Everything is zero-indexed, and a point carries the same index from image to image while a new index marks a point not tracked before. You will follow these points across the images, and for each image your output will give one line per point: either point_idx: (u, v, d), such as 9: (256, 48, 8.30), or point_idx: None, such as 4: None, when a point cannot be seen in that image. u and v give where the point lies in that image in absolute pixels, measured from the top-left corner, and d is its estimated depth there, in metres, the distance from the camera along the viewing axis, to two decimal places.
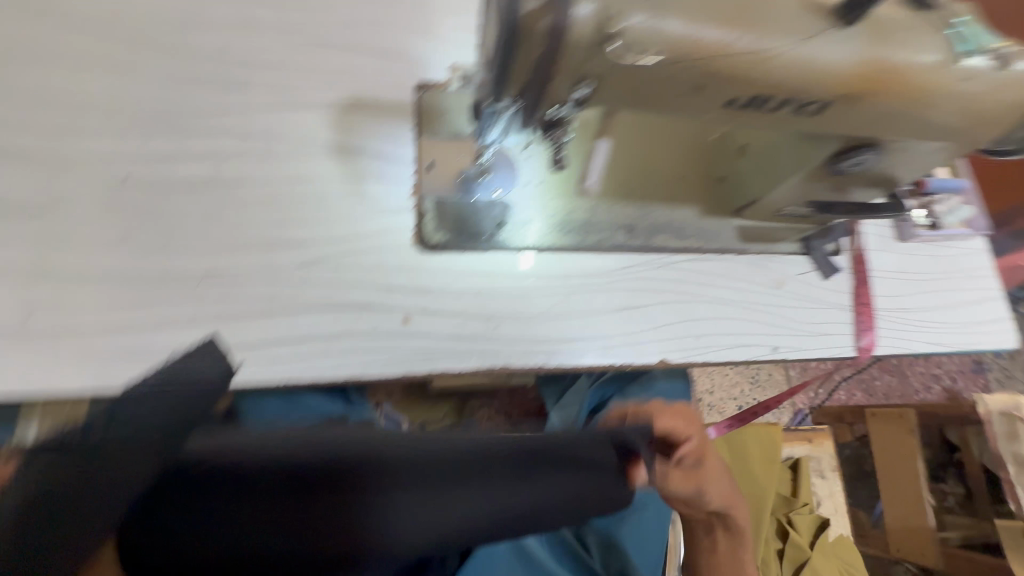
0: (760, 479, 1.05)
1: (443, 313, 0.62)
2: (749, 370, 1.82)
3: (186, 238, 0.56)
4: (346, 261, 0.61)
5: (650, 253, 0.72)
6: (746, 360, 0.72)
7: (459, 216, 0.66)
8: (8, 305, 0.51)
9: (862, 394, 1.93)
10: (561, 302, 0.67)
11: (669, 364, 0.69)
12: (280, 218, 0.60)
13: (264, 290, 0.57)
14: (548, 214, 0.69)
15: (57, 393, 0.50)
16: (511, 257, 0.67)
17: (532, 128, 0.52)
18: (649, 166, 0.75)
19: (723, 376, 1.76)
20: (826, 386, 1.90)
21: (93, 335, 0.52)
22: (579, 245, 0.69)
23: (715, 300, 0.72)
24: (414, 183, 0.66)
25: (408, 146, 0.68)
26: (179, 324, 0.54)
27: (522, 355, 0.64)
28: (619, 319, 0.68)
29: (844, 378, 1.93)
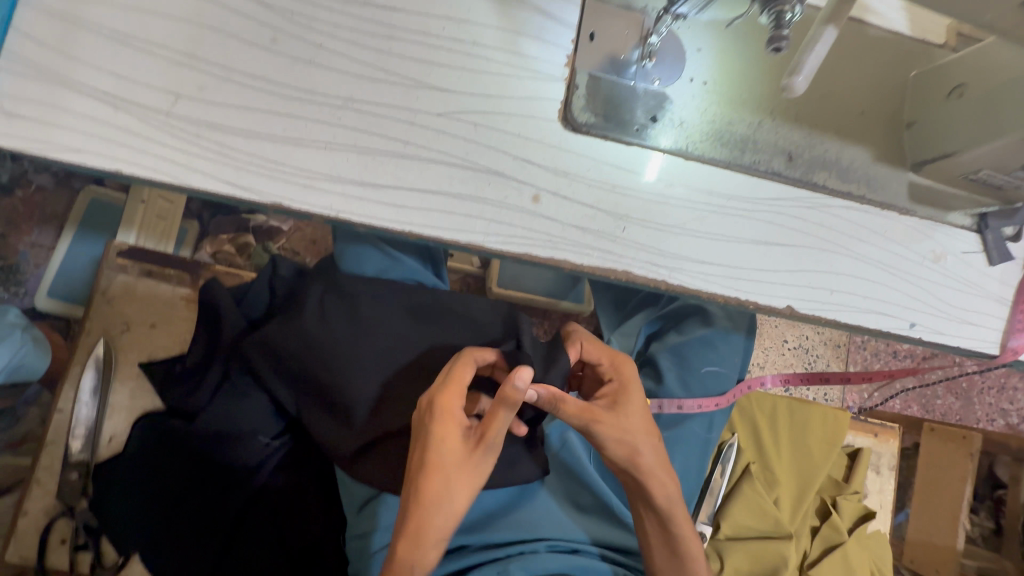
0: (816, 458, 1.01)
1: (573, 200, 0.58)
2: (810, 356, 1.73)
3: (332, 57, 0.53)
4: (486, 121, 0.56)
5: (806, 189, 0.64)
6: (875, 331, 0.65)
7: (612, 97, 0.59)
8: (157, 86, 0.49)
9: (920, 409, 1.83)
10: (696, 219, 0.61)
11: (791, 314, 0.64)
12: (426, 57, 0.55)
13: (400, 132, 0.54)
14: (707, 119, 0.61)
15: (192, 187, 0.50)
16: (657, 157, 0.60)
17: None
18: (831, 90, 0.65)
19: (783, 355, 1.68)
20: (885, 391, 1.81)
21: (234, 137, 0.50)
22: (733, 160, 0.62)
23: (862, 258, 0.64)
24: (571, 51, 0.59)
25: (572, 6, 0.60)
26: (315, 145, 0.52)
27: (644, 264, 0.59)
28: (753, 252, 0.62)
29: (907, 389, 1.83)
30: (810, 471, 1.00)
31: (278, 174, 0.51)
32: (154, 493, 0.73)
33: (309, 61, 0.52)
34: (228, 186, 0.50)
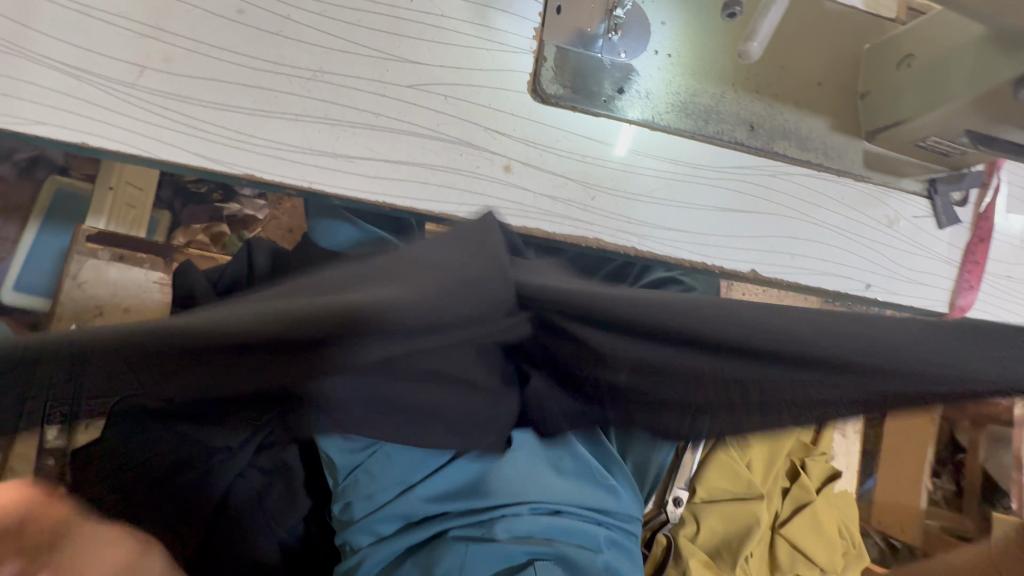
0: None
1: (543, 170, 0.59)
2: None
3: (300, 28, 0.53)
4: (456, 93, 0.57)
5: (767, 158, 0.67)
6: (834, 293, 0.69)
7: (580, 70, 0.61)
8: (122, 56, 0.49)
9: None
10: (663, 188, 0.63)
11: (755, 278, 0.67)
12: (395, 30, 0.55)
13: (371, 104, 0.54)
14: (672, 91, 0.63)
15: (162, 158, 0.50)
16: (624, 129, 0.62)
17: None
18: (789, 63, 0.67)
19: None
20: None
21: (203, 108, 0.50)
22: (698, 131, 0.64)
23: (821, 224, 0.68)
24: (538, 24, 0.60)
25: None
26: (286, 117, 0.52)
27: (614, 232, 0.61)
28: (717, 219, 0.64)
29: None
30: None
31: (249, 145, 0.51)
32: None
33: (276, 33, 0.52)
34: (199, 157, 0.50)
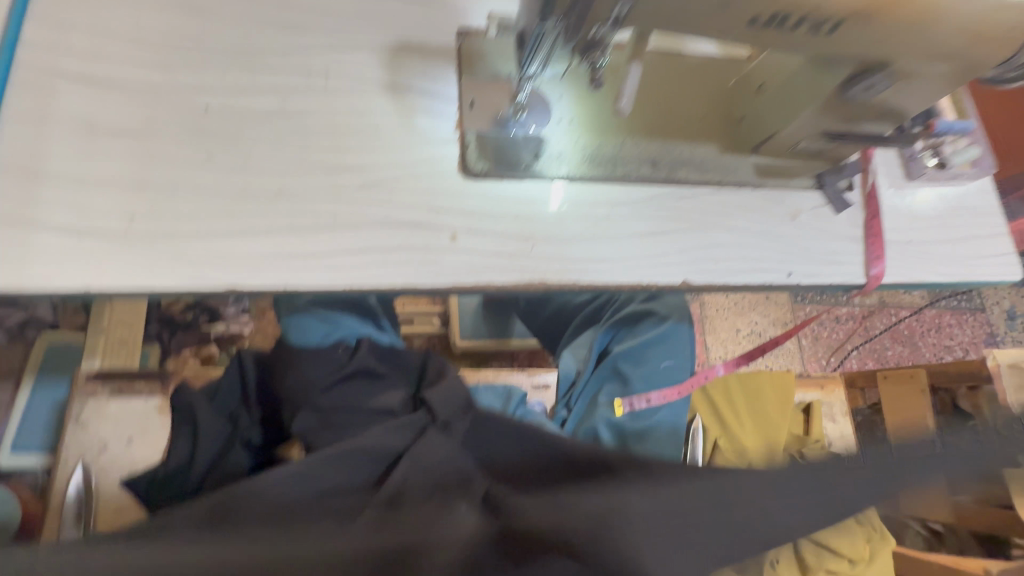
0: (773, 418, 1.10)
1: (485, 233, 0.69)
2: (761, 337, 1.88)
3: (259, 160, 0.64)
4: (399, 184, 0.68)
5: (673, 185, 0.78)
6: (763, 285, 0.78)
7: (499, 147, 0.73)
8: (111, 211, 0.58)
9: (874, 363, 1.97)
10: (591, 227, 0.73)
11: (691, 287, 0.76)
12: (337, 145, 0.67)
13: (328, 209, 0.64)
14: (580, 148, 0.75)
15: (153, 287, 0.58)
16: (547, 186, 0.74)
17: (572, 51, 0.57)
18: (672, 108, 0.80)
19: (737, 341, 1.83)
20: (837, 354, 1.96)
21: (184, 239, 0.59)
22: (609, 175, 0.75)
23: (734, 229, 0.78)
24: (458, 119, 0.73)
25: (454, 87, 0.75)
26: (256, 233, 0.61)
27: (558, 272, 0.70)
28: (645, 244, 0.74)
29: None
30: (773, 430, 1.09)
31: (228, 262, 0.60)
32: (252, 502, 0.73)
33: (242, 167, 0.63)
34: (185, 280, 0.58)
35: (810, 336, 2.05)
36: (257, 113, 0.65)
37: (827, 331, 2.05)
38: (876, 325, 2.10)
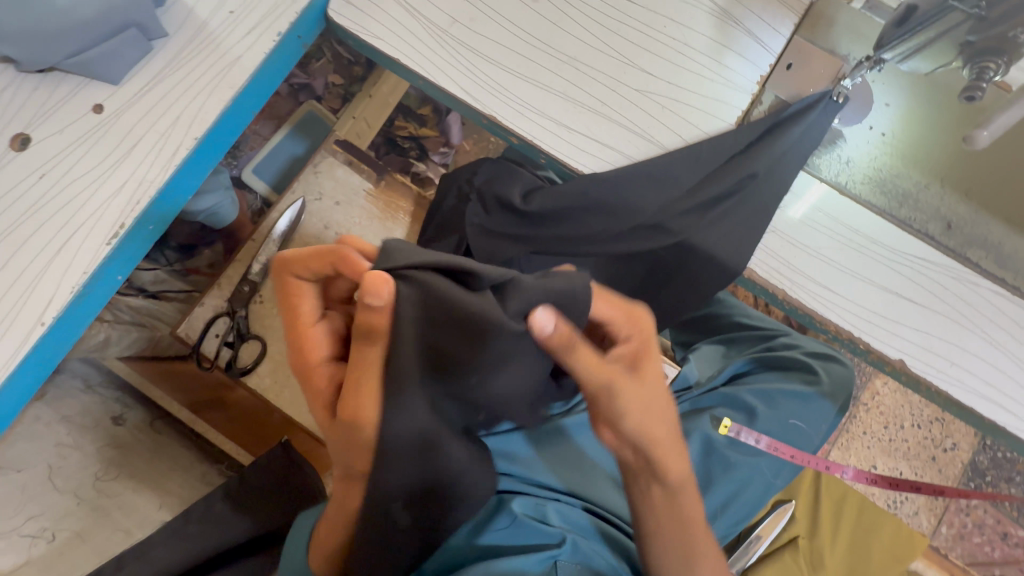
0: (870, 563, 0.94)
1: (795, 151, 0.64)
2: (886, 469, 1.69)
3: (564, 23, 0.67)
4: (688, 100, 0.65)
5: (958, 261, 0.64)
6: (990, 423, 0.62)
7: (796, 117, 0.64)
8: (444, 5, 0.66)
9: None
10: (833, 248, 0.64)
11: (903, 372, 0.64)
12: (638, 42, 0.66)
13: (601, 93, 0.65)
14: (874, 165, 0.66)
15: (426, 80, 0.66)
16: (810, 183, 0.65)
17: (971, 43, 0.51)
18: (1011, 183, 0.66)
19: (859, 447, 1.70)
20: (961, 549, 1.66)
21: (473, 53, 0.66)
22: (888, 210, 0.65)
23: (995, 345, 0.62)
24: (767, 72, 0.66)
25: (781, 39, 0.68)
26: (523, 78, 0.65)
27: (769, 269, 0.64)
28: (879, 298, 0.64)
29: (987, 554, 1.66)
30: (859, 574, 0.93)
31: (486, 89, 0.65)
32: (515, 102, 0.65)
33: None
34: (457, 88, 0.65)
35: (952, 526, 1.67)
36: None
37: (974, 536, 1.67)
38: None
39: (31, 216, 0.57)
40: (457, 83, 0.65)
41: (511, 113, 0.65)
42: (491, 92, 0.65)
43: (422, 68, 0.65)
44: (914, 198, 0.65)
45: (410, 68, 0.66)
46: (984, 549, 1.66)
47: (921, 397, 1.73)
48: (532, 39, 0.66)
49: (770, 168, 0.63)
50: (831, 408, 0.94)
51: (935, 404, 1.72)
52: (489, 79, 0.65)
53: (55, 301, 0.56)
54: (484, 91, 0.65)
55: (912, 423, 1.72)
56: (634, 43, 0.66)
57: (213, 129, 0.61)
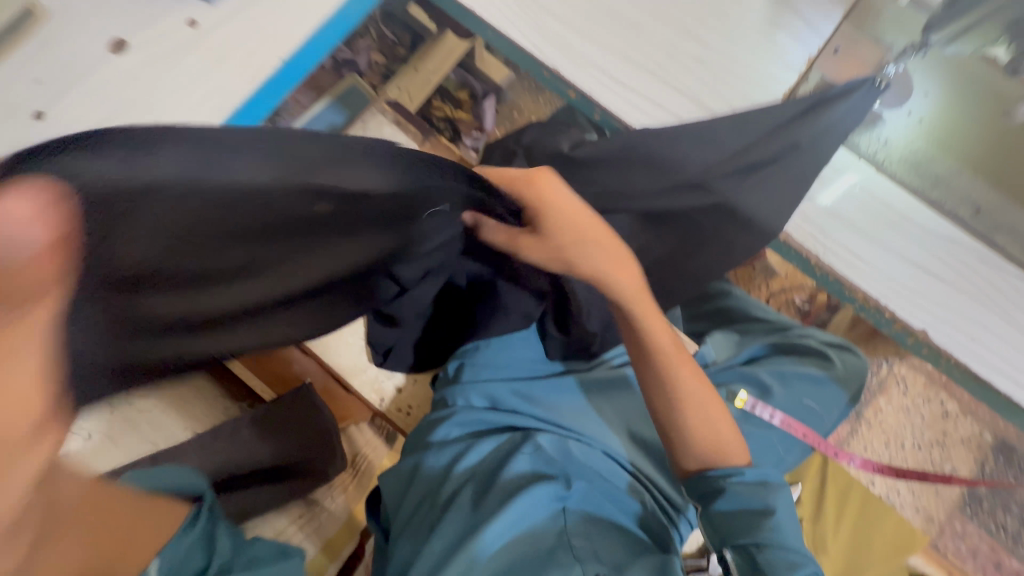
0: (870, 552, 0.96)
1: (837, 128, 0.68)
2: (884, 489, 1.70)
3: None
4: (739, 73, 0.69)
5: (985, 246, 0.67)
6: (1006, 396, 0.65)
7: (842, 95, 0.68)
8: None
9: None
10: (868, 221, 0.68)
11: (924, 342, 0.67)
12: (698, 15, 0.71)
13: (658, 58, 0.69)
14: (910, 149, 0.70)
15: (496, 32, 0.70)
16: (852, 160, 0.69)
17: None
18: None
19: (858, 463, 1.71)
20: None
21: (543, 12, 0.70)
22: (921, 190, 0.68)
23: (1016, 324, 0.66)
24: (814, 54, 0.70)
25: (832, 24, 0.72)
26: (586, 39, 0.69)
27: (803, 236, 0.68)
28: (908, 272, 0.67)
29: None
30: (860, 562, 0.95)
31: (553, 45, 0.69)
32: (576, 59, 0.69)
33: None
34: (525, 42, 0.70)
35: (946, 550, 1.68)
36: None
37: (968, 563, 1.67)
38: None
39: (116, 117, 0.61)
40: (524, 38, 0.70)
41: (574, 68, 0.69)
42: (555, 49, 0.69)
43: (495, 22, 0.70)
44: (946, 183, 0.69)
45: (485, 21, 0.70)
46: None
47: (924, 419, 1.74)
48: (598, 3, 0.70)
49: (810, 143, 0.67)
50: (846, 396, 0.96)
51: (937, 427, 1.74)
52: (554, 38, 0.69)
53: None
54: (547, 46, 0.69)
55: (913, 444, 1.73)
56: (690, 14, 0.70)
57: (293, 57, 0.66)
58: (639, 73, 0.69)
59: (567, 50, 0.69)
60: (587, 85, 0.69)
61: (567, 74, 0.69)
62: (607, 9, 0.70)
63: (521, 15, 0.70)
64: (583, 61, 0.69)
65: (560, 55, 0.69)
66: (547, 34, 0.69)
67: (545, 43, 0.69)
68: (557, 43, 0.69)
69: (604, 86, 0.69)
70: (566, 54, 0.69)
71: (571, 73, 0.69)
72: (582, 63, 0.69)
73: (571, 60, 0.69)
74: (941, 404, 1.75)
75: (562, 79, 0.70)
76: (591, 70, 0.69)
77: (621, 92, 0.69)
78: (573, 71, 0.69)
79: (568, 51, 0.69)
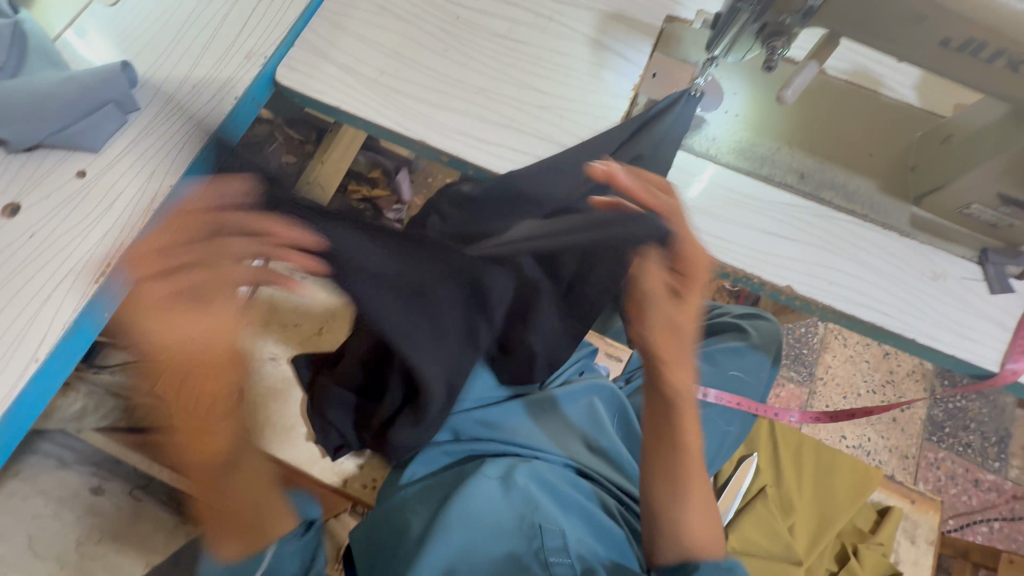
0: (837, 499, 1.01)
1: (670, 136, 0.79)
2: (856, 438, 1.78)
3: (471, 66, 0.82)
4: (579, 111, 0.81)
5: (815, 203, 0.79)
6: (871, 324, 0.75)
7: (666, 109, 0.80)
8: (372, 64, 0.81)
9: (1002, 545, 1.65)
10: (716, 206, 0.78)
11: (794, 296, 0.76)
12: (533, 71, 0.83)
13: (508, 114, 0.80)
14: (735, 139, 0.82)
15: (363, 121, 0.79)
16: (690, 159, 0.81)
17: (756, 40, 0.66)
18: (842, 136, 0.82)
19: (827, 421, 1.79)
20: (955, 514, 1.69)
21: (400, 96, 0.80)
22: (752, 170, 0.80)
23: (859, 262, 0.76)
24: (636, 83, 0.84)
25: (644, 56, 0.85)
26: (443, 111, 0.79)
27: None
28: (761, 239, 0.77)
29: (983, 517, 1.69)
30: (830, 512, 1.00)
31: (415, 121, 0.79)
32: (439, 128, 0.79)
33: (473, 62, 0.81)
34: (389, 123, 0.78)
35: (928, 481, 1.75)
36: (460, 22, 0.85)
37: (951, 488, 1.75)
38: None
39: (16, 274, 0.65)
40: (389, 120, 0.78)
41: (438, 135, 0.78)
42: (418, 124, 0.79)
43: (360, 113, 0.78)
44: (771, 160, 0.81)
45: (351, 114, 0.79)
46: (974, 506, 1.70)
47: (869, 363, 1.86)
48: (446, 79, 0.81)
49: (654, 153, 0.78)
50: (769, 359, 1.05)
51: (883, 368, 1.86)
52: (415, 115, 0.79)
53: (49, 336, 0.63)
54: (410, 123, 0.79)
55: (868, 390, 1.84)
56: (526, 72, 0.82)
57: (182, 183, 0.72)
58: (497, 129, 0.79)
59: (429, 123, 0.79)
60: (453, 147, 0.78)
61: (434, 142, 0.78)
62: (456, 82, 0.81)
63: (381, 102, 0.79)
64: (444, 128, 0.79)
65: (423, 128, 0.78)
66: (409, 113, 0.79)
67: (409, 120, 0.79)
68: (419, 119, 0.79)
69: (468, 145, 0.78)
70: (429, 126, 0.79)
71: (438, 140, 0.78)
72: (444, 131, 0.79)
73: (435, 130, 0.79)
74: (879, 345, 1.88)
75: (430, 148, 0.79)
76: (453, 135, 0.78)
77: (484, 146, 0.79)
78: (438, 138, 0.78)
79: (430, 124, 0.79)
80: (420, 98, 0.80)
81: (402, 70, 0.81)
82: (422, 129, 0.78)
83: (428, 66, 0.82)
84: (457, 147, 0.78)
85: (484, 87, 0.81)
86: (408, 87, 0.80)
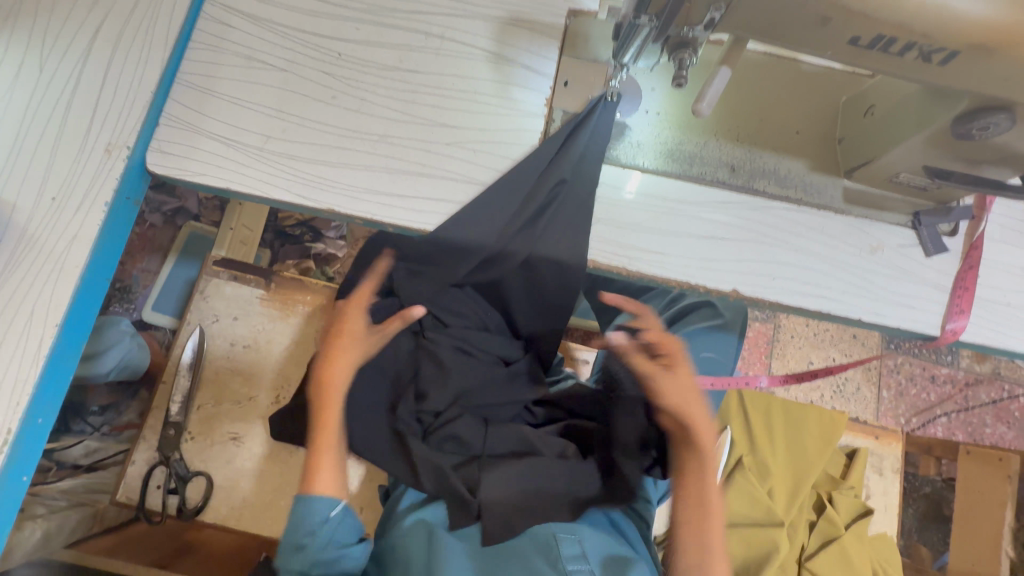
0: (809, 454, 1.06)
1: (594, 152, 0.74)
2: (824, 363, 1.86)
3: (365, 109, 0.74)
4: (494, 139, 0.75)
5: (750, 194, 0.77)
6: (817, 311, 0.75)
7: (585, 124, 0.75)
8: (255, 128, 0.72)
9: (964, 435, 1.78)
10: (652, 218, 0.75)
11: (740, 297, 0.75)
12: (436, 103, 0.75)
13: (418, 158, 0.73)
14: (660, 140, 0.78)
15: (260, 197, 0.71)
16: (618, 171, 0.76)
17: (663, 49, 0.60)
18: (767, 117, 0.79)
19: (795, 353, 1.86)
20: (921, 415, 1.81)
21: (295, 160, 0.72)
22: (683, 171, 0.76)
23: (800, 250, 0.75)
24: (550, 94, 0.77)
25: (552, 61, 0.78)
26: (346, 169, 0.72)
27: (608, 253, 0.74)
28: (702, 244, 0.75)
29: (945, 413, 1.81)
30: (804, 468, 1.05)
31: (318, 187, 0.72)
32: (346, 191, 0.72)
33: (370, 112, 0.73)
34: (290, 195, 0.71)
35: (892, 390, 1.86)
36: (343, 59, 0.75)
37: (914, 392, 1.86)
38: (979, 397, 1.83)
39: None
40: (289, 192, 0.71)
41: (346, 199, 0.72)
42: (322, 189, 0.72)
43: (256, 190, 0.71)
44: (701, 156, 0.77)
45: (244, 192, 0.71)
46: (937, 404, 1.82)
47: None
48: (341, 131, 0.73)
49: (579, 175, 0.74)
50: (732, 334, 1.06)
51: None
52: (317, 181, 0.72)
53: None
54: (314, 190, 0.71)
55: None
56: (428, 106, 0.75)
57: (71, 313, 0.64)
58: (409, 178, 0.73)
59: (334, 186, 0.72)
60: (368, 209, 0.72)
61: (344, 207, 0.72)
62: (353, 132, 0.73)
63: (275, 172, 0.71)
64: (352, 189, 0.72)
65: (329, 194, 0.71)
66: (309, 179, 0.72)
67: (311, 188, 0.71)
68: (322, 185, 0.72)
69: (384, 202, 0.72)
70: (334, 190, 0.72)
71: (349, 203, 0.72)
72: (352, 192, 0.72)
73: (342, 192, 0.72)
74: None
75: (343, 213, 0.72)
76: (364, 194, 0.72)
77: (400, 200, 0.73)
78: (347, 201, 0.72)
79: (335, 187, 0.72)
80: (318, 158, 0.72)
81: (290, 130, 0.73)
82: (328, 195, 0.71)
83: (319, 119, 0.73)
84: (373, 207, 0.72)
85: (386, 132, 0.74)
86: (301, 148, 0.72)
